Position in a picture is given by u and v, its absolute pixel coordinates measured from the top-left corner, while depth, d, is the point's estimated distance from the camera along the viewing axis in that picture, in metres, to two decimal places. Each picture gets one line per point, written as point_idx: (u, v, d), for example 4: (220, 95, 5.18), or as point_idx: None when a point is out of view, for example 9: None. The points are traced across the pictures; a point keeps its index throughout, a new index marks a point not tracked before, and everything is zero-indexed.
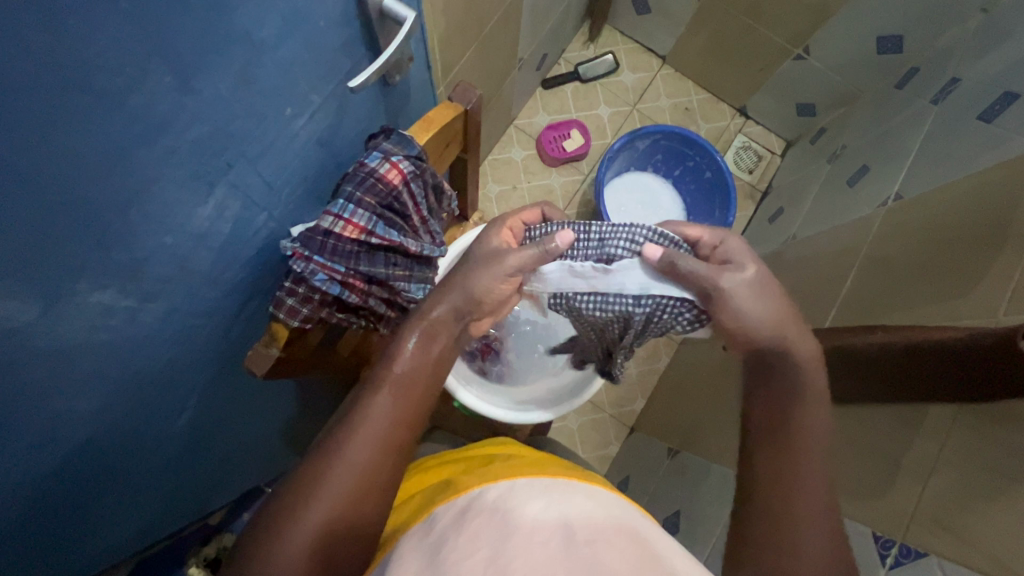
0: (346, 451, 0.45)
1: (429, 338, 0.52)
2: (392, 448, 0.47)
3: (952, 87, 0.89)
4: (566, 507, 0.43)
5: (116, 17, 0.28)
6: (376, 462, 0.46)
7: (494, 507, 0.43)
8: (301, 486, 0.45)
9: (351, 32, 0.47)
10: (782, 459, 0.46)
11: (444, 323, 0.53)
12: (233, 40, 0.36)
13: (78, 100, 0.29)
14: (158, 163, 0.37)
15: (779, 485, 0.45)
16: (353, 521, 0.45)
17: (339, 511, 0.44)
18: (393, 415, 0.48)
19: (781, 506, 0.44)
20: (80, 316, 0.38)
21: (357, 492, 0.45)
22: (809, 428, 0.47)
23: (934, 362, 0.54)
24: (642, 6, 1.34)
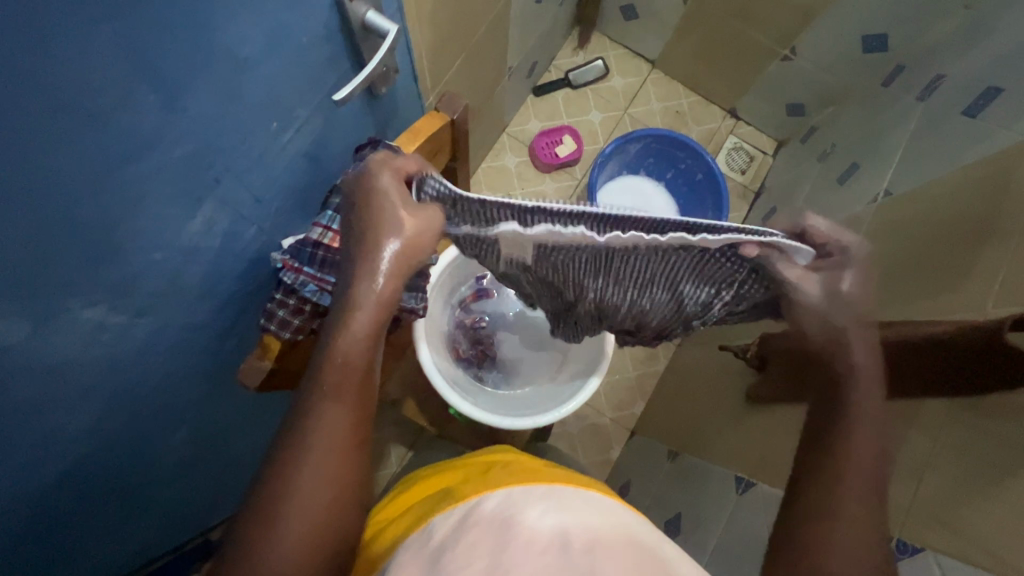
0: (304, 466, 0.44)
1: (375, 325, 0.46)
2: (350, 448, 0.46)
3: (937, 83, 0.90)
4: (562, 512, 0.43)
5: (99, 40, 0.29)
6: (339, 470, 0.45)
7: (493, 514, 0.43)
8: (266, 508, 0.43)
9: (336, 47, 0.48)
10: (834, 467, 0.44)
11: (384, 305, 0.46)
12: (217, 58, 0.37)
13: (63, 122, 0.30)
14: (146, 181, 0.37)
15: (825, 508, 0.43)
16: (330, 529, 0.45)
17: (313, 525, 0.44)
18: (344, 415, 0.46)
19: (825, 518, 0.43)
20: (72, 333, 0.38)
21: (328, 503, 0.45)
22: (853, 447, 0.45)
23: (926, 356, 0.54)
24: (629, 12, 1.36)
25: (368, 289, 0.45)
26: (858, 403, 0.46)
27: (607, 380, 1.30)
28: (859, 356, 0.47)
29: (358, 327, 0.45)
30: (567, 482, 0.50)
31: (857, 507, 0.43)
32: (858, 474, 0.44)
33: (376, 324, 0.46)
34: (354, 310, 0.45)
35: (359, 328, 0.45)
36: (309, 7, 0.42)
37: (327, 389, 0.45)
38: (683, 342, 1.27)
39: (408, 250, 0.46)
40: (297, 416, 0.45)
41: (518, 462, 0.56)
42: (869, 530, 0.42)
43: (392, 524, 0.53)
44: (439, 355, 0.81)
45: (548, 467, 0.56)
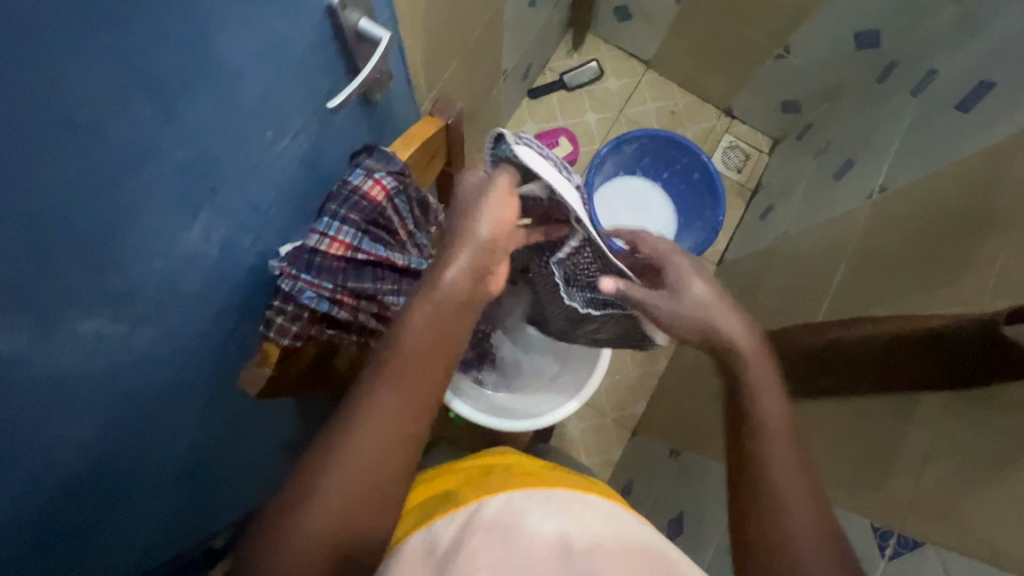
0: (349, 447, 0.46)
1: (440, 317, 0.50)
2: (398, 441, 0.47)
3: (930, 78, 0.90)
4: (564, 518, 0.43)
5: (94, 54, 0.29)
6: (385, 455, 0.46)
7: (495, 523, 0.43)
8: (306, 481, 0.45)
9: (330, 55, 0.48)
10: (763, 455, 0.47)
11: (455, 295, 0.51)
12: (212, 69, 0.37)
13: (60, 134, 0.30)
14: (142, 192, 0.37)
15: (760, 487, 0.46)
16: (360, 523, 0.46)
17: (347, 506, 0.45)
18: (400, 401, 0.47)
19: (763, 496, 0.45)
20: (73, 345, 0.39)
21: (364, 489, 0.46)
22: (766, 419, 0.48)
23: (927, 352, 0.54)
24: (623, 13, 1.36)
25: (437, 281, 0.50)
26: (753, 376, 0.51)
27: (608, 381, 1.30)
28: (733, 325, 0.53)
29: (422, 315, 0.50)
30: (566, 485, 0.50)
31: (792, 482, 0.45)
32: (781, 447, 0.47)
33: (438, 317, 0.50)
34: (417, 300, 0.50)
35: (423, 317, 0.50)
36: (302, 15, 0.42)
37: (388, 375, 0.48)
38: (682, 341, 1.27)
39: (489, 244, 0.52)
40: (356, 402, 0.47)
41: (517, 466, 0.56)
42: (808, 496, 0.45)
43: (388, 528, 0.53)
44: None
45: (546, 470, 0.55)
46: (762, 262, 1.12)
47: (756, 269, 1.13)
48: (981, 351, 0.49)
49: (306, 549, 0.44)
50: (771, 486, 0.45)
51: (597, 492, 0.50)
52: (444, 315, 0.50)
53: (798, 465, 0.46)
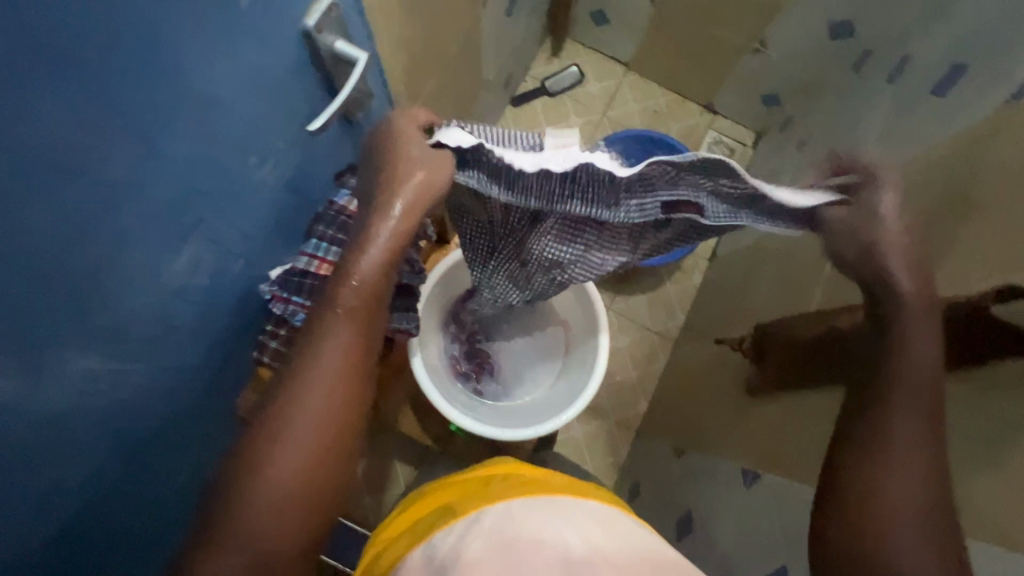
0: (309, 391, 0.45)
1: (389, 258, 0.47)
2: (355, 375, 0.47)
3: (904, 65, 0.91)
4: (562, 520, 0.44)
5: (71, 96, 0.30)
6: (351, 394, 0.47)
7: (491, 531, 0.43)
8: (273, 428, 0.45)
9: (308, 79, 0.48)
10: (886, 441, 0.45)
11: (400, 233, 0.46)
12: (191, 100, 0.38)
13: (44, 176, 0.30)
14: (127, 228, 0.37)
15: (874, 485, 0.45)
16: (317, 477, 0.45)
17: (315, 452, 0.45)
18: (347, 341, 0.47)
19: (877, 496, 0.44)
20: (64, 385, 0.38)
21: (328, 435, 0.46)
22: (895, 405, 0.46)
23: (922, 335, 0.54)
24: (599, 17, 1.37)
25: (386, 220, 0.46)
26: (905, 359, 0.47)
27: (609, 383, 1.30)
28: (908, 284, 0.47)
29: (374, 256, 0.46)
30: (565, 490, 0.49)
31: (909, 488, 0.44)
32: (910, 437, 0.45)
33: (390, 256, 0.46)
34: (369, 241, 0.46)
35: (375, 257, 0.46)
36: (276, 41, 0.42)
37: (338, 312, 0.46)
38: (680, 338, 1.28)
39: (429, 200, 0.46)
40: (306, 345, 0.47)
41: (518, 473, 0.55)
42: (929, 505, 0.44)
43: (392, 545, 0.53)
44: (434, 372, 0.80)
45: (549, 476, 0.55)
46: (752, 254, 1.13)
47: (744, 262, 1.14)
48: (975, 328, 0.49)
49: (276, 501, 0.44)
50: (878, 504, 0.44)
51: (597, 496, 0.50)
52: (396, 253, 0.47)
53: (918, 477, 0.44)
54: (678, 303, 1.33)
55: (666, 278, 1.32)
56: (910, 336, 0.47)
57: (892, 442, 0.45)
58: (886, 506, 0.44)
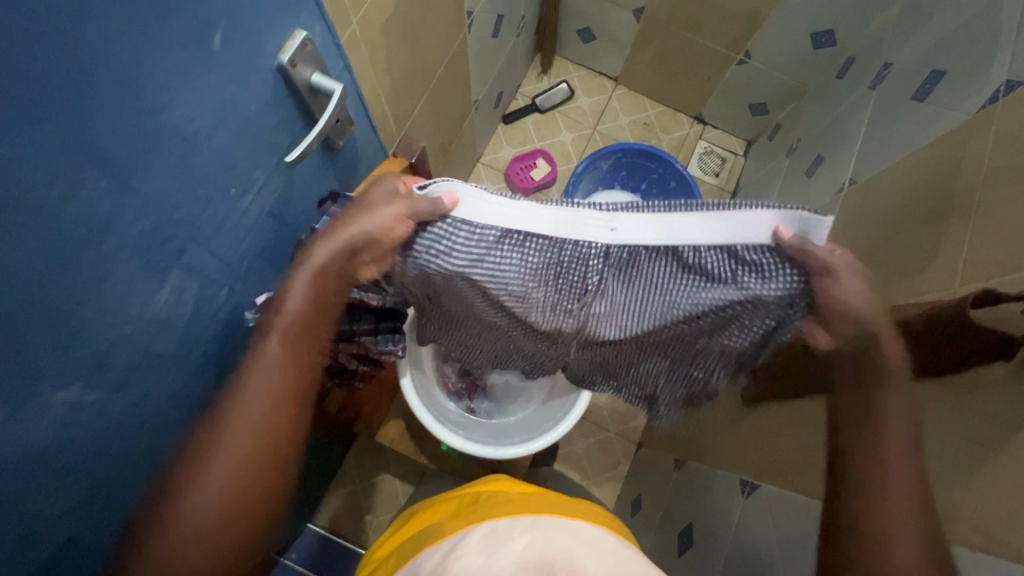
0: (239, 411, 0.47)
1: (322, 288, 0.52)
2: (289, 397, 0.50)
3: (886, 71, 0.93)
4: (547, 541, 0.44)
5: (42, 138, 0.30)
6: (272, 419, 0.48)
7: (477, 549, 0.44)
8: (202, 448, 0.46)
9: (287, 110, 0.50)
10: (874, 463, 0.46)
11: (326, 270, 0.52)
12: (166, 138, 0.39)
13: (20, 219, 0.31)
14: (105, 263, 0.38)
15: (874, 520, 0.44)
16: (250, 491, 0.46)
17: (239, 479, 0.46)
18: (282, 359, 0.50)
19: (871, 531, 0.44)
20: (51, 418, 0.39)
21: (258, 453, 0.47)
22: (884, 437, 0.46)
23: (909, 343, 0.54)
24: (586, 34, 1.40)
25: (312, 256, 0.51)
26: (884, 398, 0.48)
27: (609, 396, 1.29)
28: (893, 354, 0.48)
29: (297, 296, 0.51)
30: (552, 510, 0.50)
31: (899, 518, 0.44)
32: (896, 464, 0.45)
33: (314, 289, 0.51)
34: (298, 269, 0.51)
35: (302, 288, 0.51)
36: (251, 77, 0.44)
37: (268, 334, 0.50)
38: None
39: (371, 239, 0.51)
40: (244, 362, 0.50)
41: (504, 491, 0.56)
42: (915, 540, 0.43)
43: (379, 566, 0.54)
44: (424, 390, 0.81)
45: (534, 493, 0.55)
46: None
47: None
48: (948, 332, 0.50)
49: (201, 529, 0.44)
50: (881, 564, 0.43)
51: (581, 515, 0.50)
52: (327, 277, 0.52)
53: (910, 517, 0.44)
54: None
55: None
56: (889, 395, 0.48)
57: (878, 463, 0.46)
58: (892, 554, 0.43)
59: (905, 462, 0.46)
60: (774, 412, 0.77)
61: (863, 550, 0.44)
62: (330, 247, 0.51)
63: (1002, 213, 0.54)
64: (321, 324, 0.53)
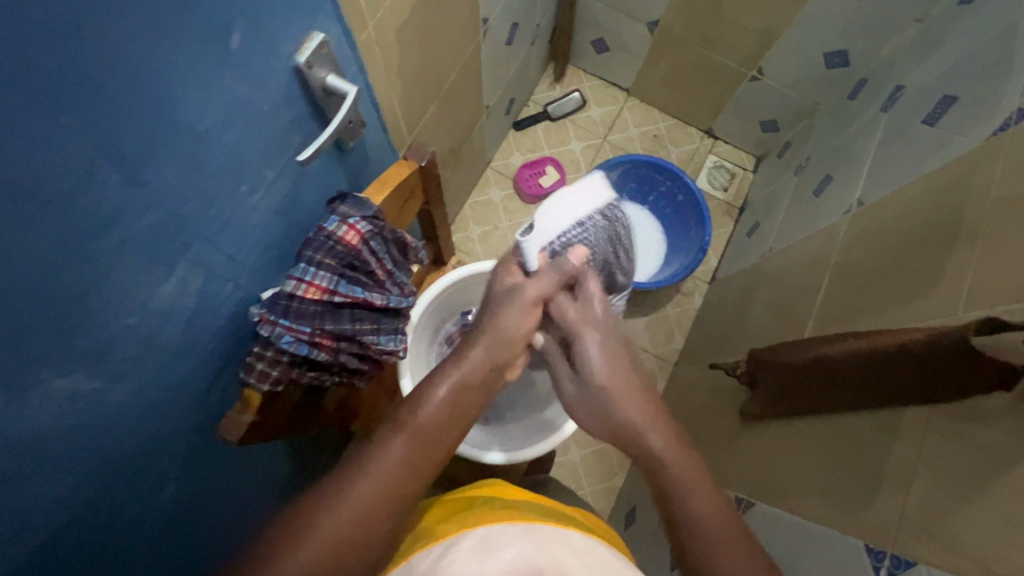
0: (365, 474, 0.57)
1: (461, 390, 0.66)
2: (404, 485, 0.58)
3: (897, 94, 0.93)
4: (541, 551, 0.44)
5: (57, 130, 0.31)
6: (383, 495, 0.57)
7: (469, 555, 0.44)
8: (327, 494, 0.55)
9: (300, 110, 0.50)
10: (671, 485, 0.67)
11: (473, 369, 0.68)
12: (178, 134, 0.39)
13: (30, 209, 0.32)
14: (112, 254, 0.39)
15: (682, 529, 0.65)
16: (347, 547, 0.54)
17: (345, 536, 0.54)
18: (403, 451, 0.60)
19: (682, 534, 0.65)
20: (51, 405, 0.40)
21: (363, 518, 0.55)
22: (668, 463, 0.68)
23: (913, 368, 0.54)
24: (600, 45, 1.41)
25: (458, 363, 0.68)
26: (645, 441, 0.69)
27: None
28: (646, 429, 0.69)
29: (435, 401, 0.64)
30: (545, 519, 0.50)
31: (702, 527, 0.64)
32: (682, 481, 0.66)
33: (451, 397, 0.65)
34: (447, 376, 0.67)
35: (439, 395, 0.65)
36: (266, 77, 0.44)
37: (409, 430, 0.61)
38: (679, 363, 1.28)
39: (505, 343, 0.71)
40: (373, 441, 0.60)
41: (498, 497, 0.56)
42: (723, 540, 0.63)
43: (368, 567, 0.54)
44: None
45: (527, 501, 0.56)
46: (751, 278, 1.14)
47: (745, 286, 1.15)
48: (951, 358, 0.50)
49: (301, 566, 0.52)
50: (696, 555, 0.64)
51: (573, 525, 0.51)
52: (466, 385, 0.67)
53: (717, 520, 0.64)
54: (678, 326, 1.35)
55: (665, 301, 1.35)
56: (647, 431, 0.69)
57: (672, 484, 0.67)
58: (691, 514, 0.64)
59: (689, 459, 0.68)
60: (771, 430, 0.77)
61: (686, 555, 0.64)
62: (480, 352, 0.69)
63: (1009, 242, 0.54)
64: (444, 439, 0.63)
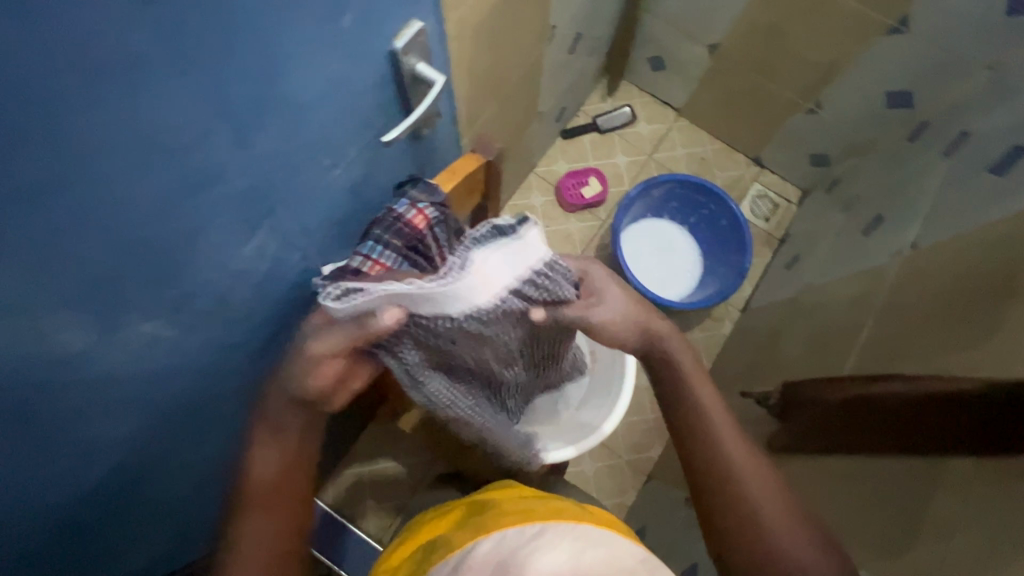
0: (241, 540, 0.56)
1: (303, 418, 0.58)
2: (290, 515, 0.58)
3: (962, 140, 0.91)
4: (559, 548, 0.46)
5: (187, 85, 0.33)
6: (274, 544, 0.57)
7: (490, 560, 0.47)
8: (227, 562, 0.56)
9: (387, 94, 0.52)
10: (724, 455, 0.62)
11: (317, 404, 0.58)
12: (284, 103, 0.41)
13: (150, 153, 0.34)
14: (210, 210, 0.41)
15: (743, 519, 0.59)
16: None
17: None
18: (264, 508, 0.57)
19: (740, 519, 0.59)
20: (127, 343, 0.42)
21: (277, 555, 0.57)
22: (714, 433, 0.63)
23: (970, 413, 0.54)
24: (657, 63, 1.41)
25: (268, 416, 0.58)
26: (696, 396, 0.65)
27: (626, 423, 1.28)
28: (702, 393, 0.65)
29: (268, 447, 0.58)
30: (558, 517, 0.51)
31: (772, 510, 0.59)
32: (739, 452, 0.61)
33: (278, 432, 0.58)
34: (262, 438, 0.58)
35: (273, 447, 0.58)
36: (367, 58, 0.46)
37: (255, 504, 0.57)
38: None
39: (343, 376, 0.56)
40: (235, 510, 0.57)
41: (508, 500, 0.59)
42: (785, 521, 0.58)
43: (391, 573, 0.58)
44: None
45: (539, 501, 0.57)
46: (787, 311, 1.13)
47: (780, 318, 1.13)
48: (990, 401, 0.52)
49: None
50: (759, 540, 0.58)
51: (588, 521, 0.51)
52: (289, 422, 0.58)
53: (771, 501, 0.60)
54: (705, 350, 1.33)
55: (696, 323, 1.34)
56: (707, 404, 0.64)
57: (728, 458, 0.61)
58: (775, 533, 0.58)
59: (712, 412, 0.64)
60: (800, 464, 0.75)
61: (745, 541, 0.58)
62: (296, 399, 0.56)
63: None
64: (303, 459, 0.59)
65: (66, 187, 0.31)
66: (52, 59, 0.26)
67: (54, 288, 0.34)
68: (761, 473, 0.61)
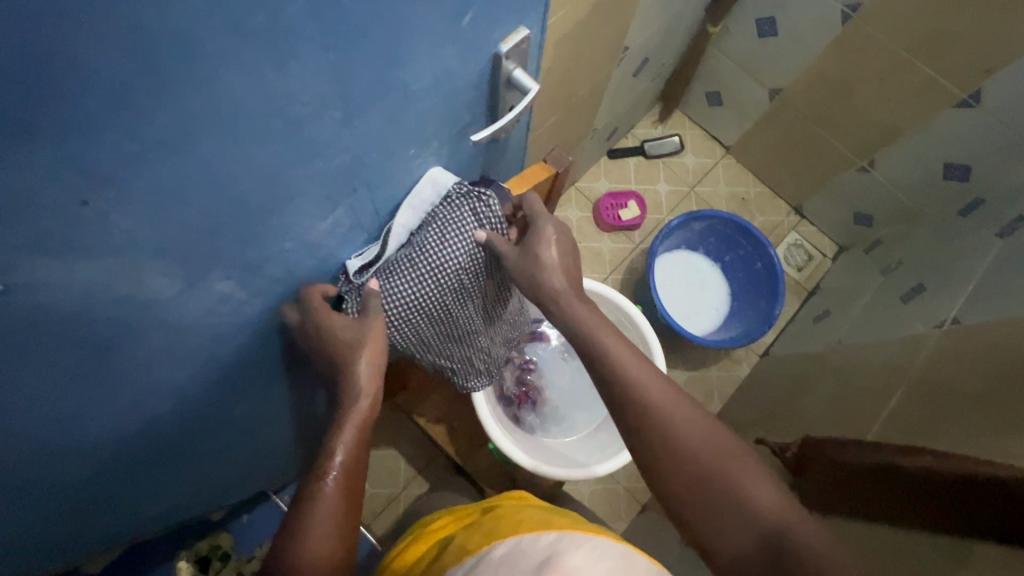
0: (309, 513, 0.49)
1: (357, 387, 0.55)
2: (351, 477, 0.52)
3: (1019, 223, 0.90)
4: (571, 557, 0.46)
5: (320, 64, 0.34)
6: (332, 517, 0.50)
7: (501, 562, 0.48)
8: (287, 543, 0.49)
9: (479, 94, 0.53)
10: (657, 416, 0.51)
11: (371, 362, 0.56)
12: (393, 90, 0.42)
13: (273, 124, 0.35)
14: (303, 184, 0.42)
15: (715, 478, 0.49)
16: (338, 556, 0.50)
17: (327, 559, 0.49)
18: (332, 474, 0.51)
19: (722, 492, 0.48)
20: (203, 299, 0.44)
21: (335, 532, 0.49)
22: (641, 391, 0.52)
23: (1005, 499, 0.53)
24: (715, 98, 1.41)
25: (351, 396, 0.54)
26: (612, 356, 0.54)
27: None
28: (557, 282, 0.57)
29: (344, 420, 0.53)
30: (576, 528, 0.51)
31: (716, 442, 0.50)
32: (666, 403, 0.52)
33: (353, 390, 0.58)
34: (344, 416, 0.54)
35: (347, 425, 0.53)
36: (472, 58, 0.47)
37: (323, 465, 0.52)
38: None
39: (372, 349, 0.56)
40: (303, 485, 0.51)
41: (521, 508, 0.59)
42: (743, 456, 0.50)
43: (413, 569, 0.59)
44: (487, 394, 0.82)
45: (556, 514, 0.57)
46: (811, 364, 1.12)
47: (802, 371, 1.13)
48: None
49: None
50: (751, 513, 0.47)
51: (607, 534, 0.51)
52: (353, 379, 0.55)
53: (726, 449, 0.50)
54: (719, 390, 1.32)
55: (714, 361, 1.34)
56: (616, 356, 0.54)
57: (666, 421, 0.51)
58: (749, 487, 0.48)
59: (639, 376, 0.53)
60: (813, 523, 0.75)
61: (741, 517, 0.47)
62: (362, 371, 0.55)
63: None
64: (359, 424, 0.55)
65: (192, 148, 0.32)
66: (217, 22, 0.27)
67: (161, 240, 0.36)
68: (699, 423, 0.51)
